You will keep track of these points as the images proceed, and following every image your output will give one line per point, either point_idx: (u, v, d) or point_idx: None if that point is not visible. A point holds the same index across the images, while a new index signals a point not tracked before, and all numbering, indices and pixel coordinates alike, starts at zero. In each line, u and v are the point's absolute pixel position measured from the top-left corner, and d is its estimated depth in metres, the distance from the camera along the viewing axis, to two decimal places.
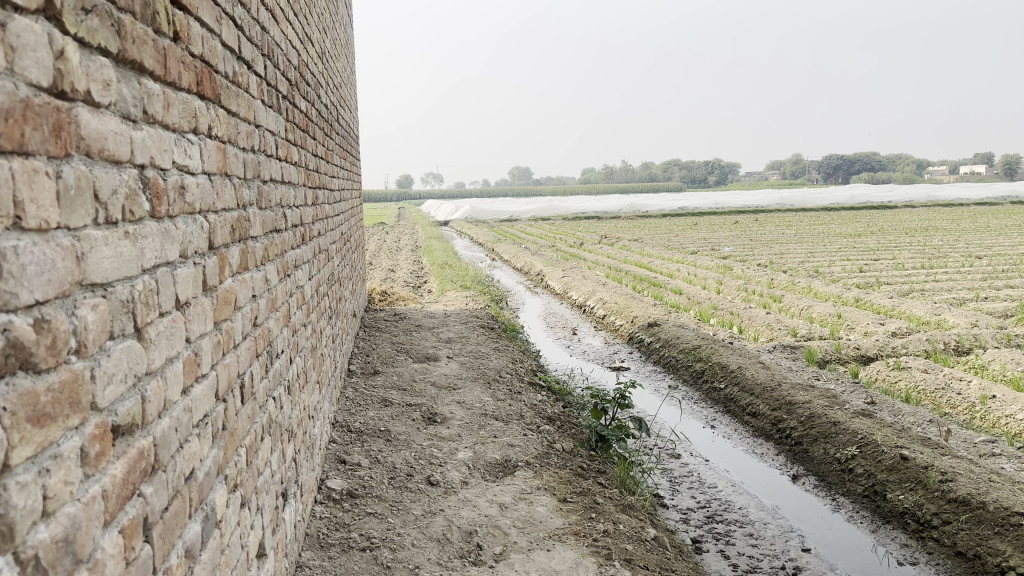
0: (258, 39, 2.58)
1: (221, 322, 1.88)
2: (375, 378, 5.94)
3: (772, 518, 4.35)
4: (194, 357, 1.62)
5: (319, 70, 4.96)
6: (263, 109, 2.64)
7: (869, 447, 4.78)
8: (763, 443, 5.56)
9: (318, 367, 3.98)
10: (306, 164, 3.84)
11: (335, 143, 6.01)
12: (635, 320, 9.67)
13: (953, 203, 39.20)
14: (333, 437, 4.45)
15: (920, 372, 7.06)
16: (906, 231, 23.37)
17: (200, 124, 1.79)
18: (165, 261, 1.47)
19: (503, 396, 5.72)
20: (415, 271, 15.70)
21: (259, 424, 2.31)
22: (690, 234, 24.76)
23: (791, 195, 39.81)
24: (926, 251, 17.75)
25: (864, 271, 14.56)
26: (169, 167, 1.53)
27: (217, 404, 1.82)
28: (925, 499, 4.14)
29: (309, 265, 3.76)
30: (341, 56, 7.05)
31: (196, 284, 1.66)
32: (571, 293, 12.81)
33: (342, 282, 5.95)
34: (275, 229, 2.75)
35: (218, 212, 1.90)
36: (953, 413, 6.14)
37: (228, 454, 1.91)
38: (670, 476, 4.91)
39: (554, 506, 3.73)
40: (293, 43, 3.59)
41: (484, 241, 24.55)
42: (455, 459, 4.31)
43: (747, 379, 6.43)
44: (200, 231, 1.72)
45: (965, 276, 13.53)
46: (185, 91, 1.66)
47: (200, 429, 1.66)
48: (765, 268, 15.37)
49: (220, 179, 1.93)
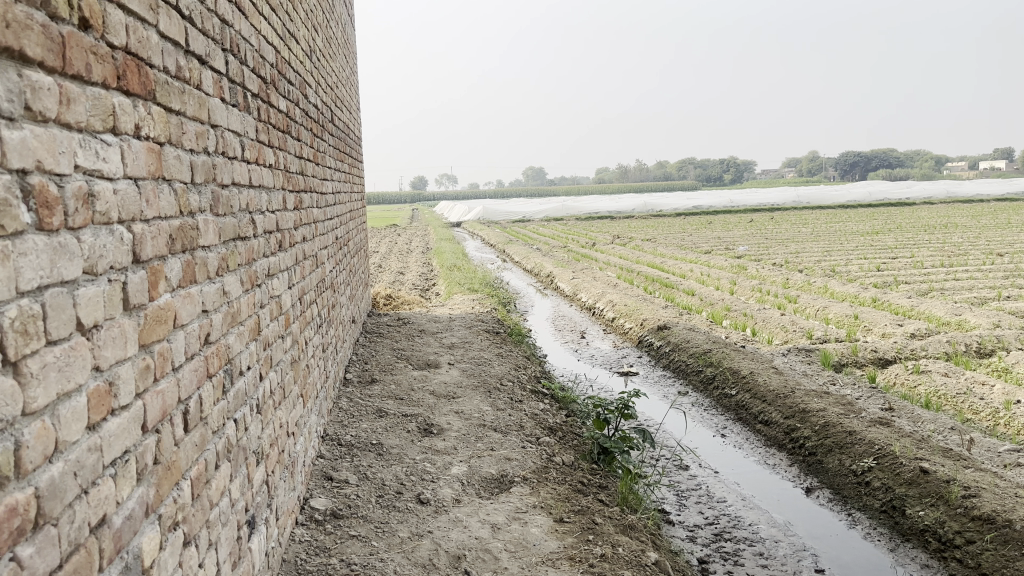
0: (215, 31, 2.38)
1: (152, 344, 1.68)
2: (372, 387, 5.74)
3: (783, 535, 4.12)
4: (106, 388, 1.42)
5: (308, 68, 4.77)
6: (222, 107, 2.43)
7: (887, 458, 4.52)
8: (775, 453, 5.32)
9: (301, 379, 3.79)
10: (286, 167, 3.64)
11: (329, 145, 5.82)
12: (645, 323, 9.44)
13: (972, 199, 38.54)
14: (322, 451, 4.27)
15: (940, 376, 6.79)
16: (924, 229, 22.93)
17: (123, 123, 1.59)
18: (60, 280, 1.27)
19: (503, 405, 5.52)
20: (424, 273, 15.54)
21: (212, 452, 2.12)
22: (704, 233, 24.44)
23: (807, 193, 39.34)
24: (946, 248, 17.36)
25: (881, 269, 14.26)
26: (68, 172, 1.32)
27: (145, 437, 1.62)
28: (947, 516, 3.88)
29: (289, 272, 3.56)
30: (339, 55, 6.85)
31: (111, 304, 1.46)
32: (581, 295, 12.60)
33: (337, 287, 5.76)
34: (238, 237, 2.55)
35: (149, 221, 1.70)
36: (975, 419, 5.88)
37: (161, 491, 1.71)
38: (677, 490, 4.68)
39: (549, 527, 3.51)
40: (269, 39, 3.39)
41: (496, 242, 24.37)
42: (449, 474, 4.11)
43: (759, 385, 6.18)
44: (119, 244, 1.52)
45: (986, 275, 13.16)
46: (97, 86, 1.46)
47: (117, 469, 1.46)
48: (779, 267, 15.05)
49: (152, 184, 1.73)
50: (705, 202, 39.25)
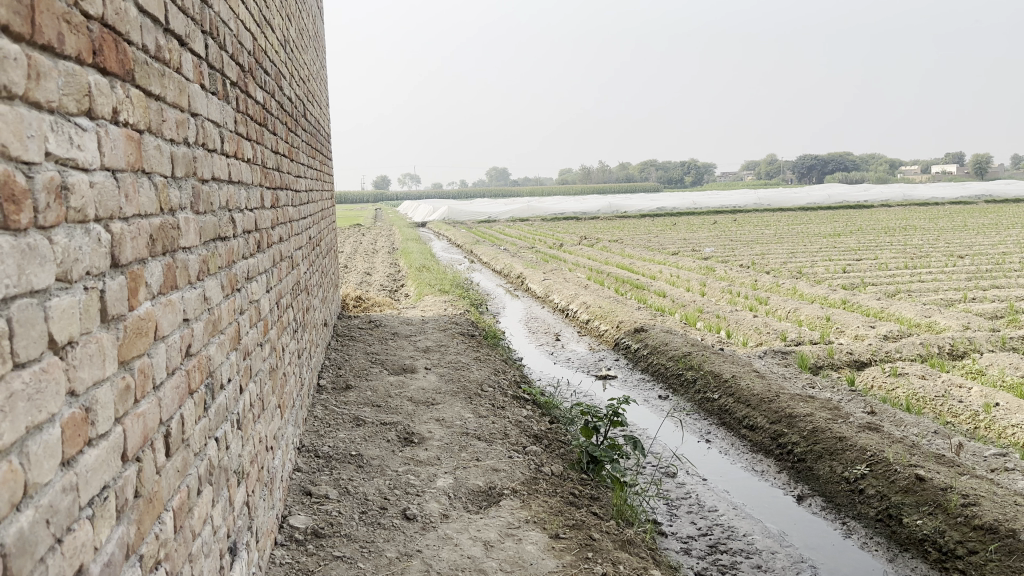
0: (195, 11, 2.16)
1: (131, 361, 1.47)
2: (348, 394, 5.51)
3: (779, 546, 4.00)
4: (82, 415, 1.21)
5: (282, 59, 4.53)
6: (201, 94, 2.21)
7: (881, 465, 4.44)
8: (762, 459, 5.22)
9: (279, 388, 3.56)
10: (263, 162, 3.40)
11: (301, 141, 5.58)
12: (620, 325, 9.31)
13: (928, 202, 39.27)
14: (299, 464, 4.04)
15: (917, 379, 6.75)
16: (883, 230, 23.24)
17: (101, 107, 1.37)
18: (29, 290, 1.06)
19: (485, 412, 5.32)
20: (391, 274, 15.26)
21: (194, 477, 1.91)
22: (669, 234, 24.43)
23: (769, 195, 39.74)
24: (908, 251, 17.57)
25: (847, 271, 14.37)
26: (39, 160, 1.11)
27: (125, 469, 1.40)
28: (947, 525, 3.79)
29: (266, 275, 3.32)
30: (310, 48, 6.60)
31: (87, 315, 1.25)
32: (552, 296, 12.44)
33: (310, 290, 5.51)
34: (219, 237, 2.33)
35: (129, 220, 1.49)
36: (956, 422, 5.85)
37: (144, 526, 1.50)
38: (668, 500, 4.54)
39: (545, 544, 3.34)
40: (247, 24, 3.15)
41: (463, 243, 24.11)
42: (434, 487, 3.91)
43: (742, 389, 6.10)
44: (96, 245, 1.31)
45: (950, 276, 13.33)
46: (71, 60, 1.25)
47: (94, 510, 1.24)
48: (748, 269, 15.09)
49: (132, 177, 1.52)
50: (669, 203, 39.45)
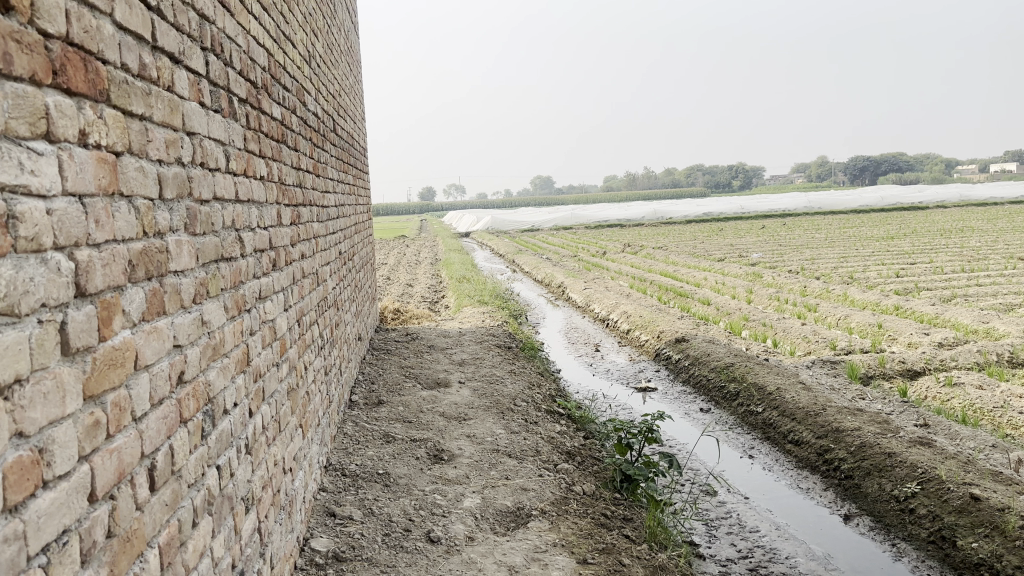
0: (192, 29, 2.10)
1: (103, 395, 1.40)
2: (379, 410, 5.45)
3: (824, 570, 3.79)
4: (34, 457, 1.14)
5: (306, 72, 4.48)
6: (200, 112, 2.15)
7: (933, 484, 4.20)
8: (807, 476, 5.00)
9: (300, 407, 3.50)
10: (279, 177, 3.36)
11: (331, 155, 5.55)
12: (662, 335, 9.10)
13: (987, 203, 37.87)
14: (325, 484, 3.98)
15: (974, 389, 6.41)
16: (941, 233, 22.43)
17: (63, 130, 1.31)
18: None
19: (517, 427, 5.21)
20: (432, 286, 15.25)
21: (187, 507, 1.84)
22: (716, 240, 24.00)
23: (818, 198, 38.85)
24: (966, 254, 16.90)
25: (900, 275, 13.89)
26: None
27: (95, 508, 1.33)
28: (1004, 549, 3.54)
29: (284, 293, 3.27)
30: (341, 64, 6.59)
31: (42, 349, 1.19)
32: (593, 306, 12.26)
33: (341, 305, 5.47)
34: (221, 258, 2.27)
35: (100, 246, 1.42)
36: (1016, 434, 5.52)
37: (120, 566, 1.43)
38: (707, 520, 4.35)
39: (571, 569, 3.21)
40: (259, 39, 3.10)
41: (505, 253, 24.03)
42: (460, 508, 3.80)
43: (787, 402, 5.86)
44: (54, 273, 1.24)
45: (1011, 279, 12.75)
46: (23, 80, 1.18)
47: (50, 556, 1.17)
48: (796, 275, 14.67)
49: (106, 203, 1.46)
50: (715, 208, 38.86)
